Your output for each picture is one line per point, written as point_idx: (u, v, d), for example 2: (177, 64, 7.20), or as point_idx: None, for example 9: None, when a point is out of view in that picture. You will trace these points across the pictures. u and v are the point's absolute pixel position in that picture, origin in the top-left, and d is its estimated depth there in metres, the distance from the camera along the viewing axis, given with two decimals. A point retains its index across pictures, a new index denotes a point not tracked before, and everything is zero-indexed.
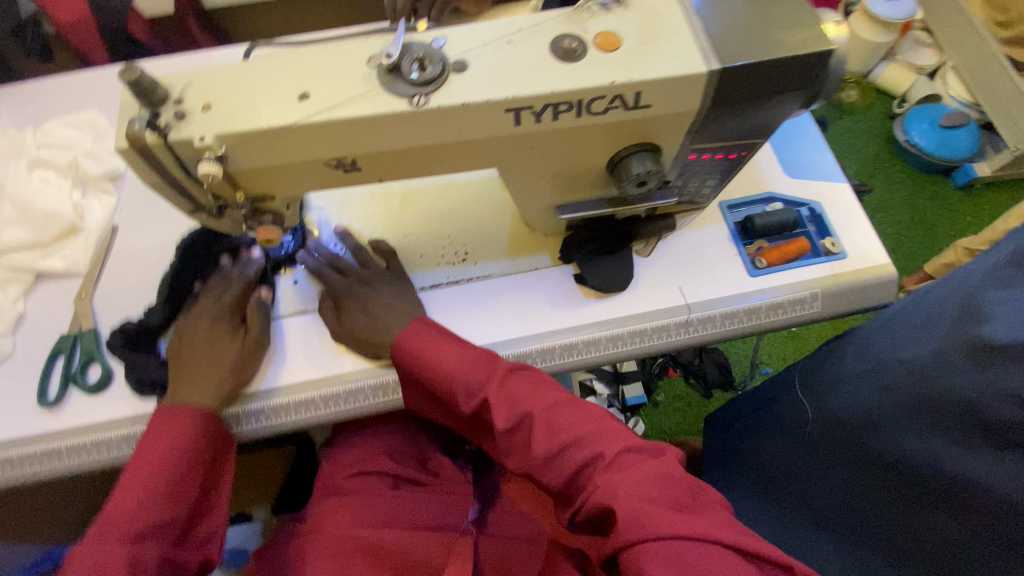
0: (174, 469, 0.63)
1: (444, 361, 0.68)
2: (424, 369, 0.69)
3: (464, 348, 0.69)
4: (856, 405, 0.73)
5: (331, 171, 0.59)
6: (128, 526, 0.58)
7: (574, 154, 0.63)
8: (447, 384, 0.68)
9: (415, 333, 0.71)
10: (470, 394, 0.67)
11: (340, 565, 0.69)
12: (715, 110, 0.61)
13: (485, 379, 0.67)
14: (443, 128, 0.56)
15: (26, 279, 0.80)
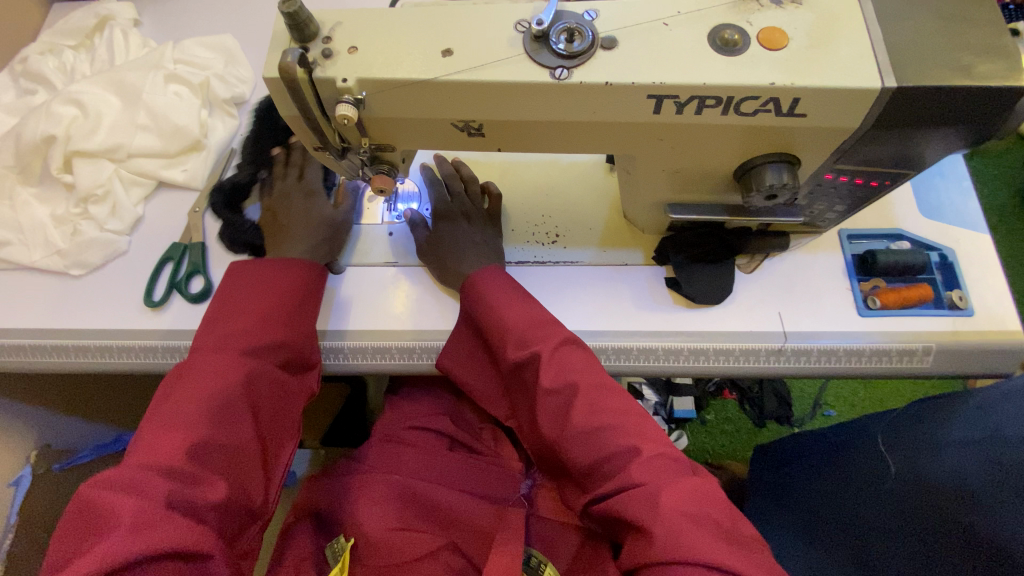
0: (271, 306, 0.67)
1: (511, 312, 0.68)
2: (491, 315, 0.69)
3: (531, 305, 0.68)
4: (948, 468, 0.70)
5: (456, 133, 0.58)
6: (241, 344, 0.63)
7: (704, 154, 0.59)
8: (502, 330, 0.67)
9: (491, 283, 0.71)
10: (523, 345, 0.66)
11: (391, 509, 0.75)
12: (874, 133, 0.55)
13: (548, 338, 0.66)
14: (578, 105, 0.53)
15: (148, 185, 0.86)
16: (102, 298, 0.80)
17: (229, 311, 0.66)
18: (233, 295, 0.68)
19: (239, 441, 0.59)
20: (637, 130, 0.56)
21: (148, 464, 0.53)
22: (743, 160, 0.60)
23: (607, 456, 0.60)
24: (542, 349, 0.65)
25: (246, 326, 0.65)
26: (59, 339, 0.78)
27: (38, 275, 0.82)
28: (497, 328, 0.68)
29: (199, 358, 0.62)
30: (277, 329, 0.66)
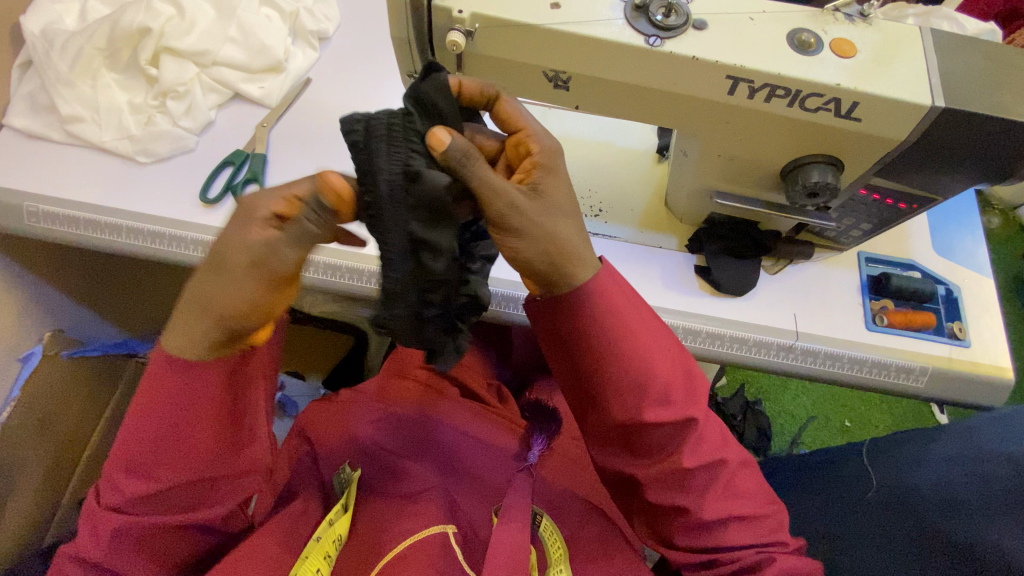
0: (187, 432, 0.50)
1: (652, 353, 0.58)
2: (615, 347, 0.57)
3: (665, 349, 0.59)
4: (935, 482, 0.76)
5: (542, 82, 0.64)
6: (131, 462, 0.50)
7: (759, 146, 0.65)
8: (639, 386, 0.57)
9: (611, 285, 0.58)
10: (665, 404, 0.58)
11: (413, 454, 0.75)
12: (913, 153, 0.62)
13: (693, 393, 0.60)
14: (661, 74, 0.59)
15: (226, 94, 0.90)
16: (162, 189, 0.83)
17: (139, 436, 0.49)
18: (134, 424, 0.49)
19: (146, 556, 0.55)
20: (707, 109, 0.62)
21: (89, 563, 0.53)
22: (793, 157, 0.66)
23: (677, 450, 0.60)
24: (691, 413, 0.59)
25: (161, 470, 0.51)
26: (116, 218, 0.82)
27: (104, 157, 0.85)
28: (627, 373, 0.57)
29: (105, 509, 0.51)
30: (223, 448, 0.53)
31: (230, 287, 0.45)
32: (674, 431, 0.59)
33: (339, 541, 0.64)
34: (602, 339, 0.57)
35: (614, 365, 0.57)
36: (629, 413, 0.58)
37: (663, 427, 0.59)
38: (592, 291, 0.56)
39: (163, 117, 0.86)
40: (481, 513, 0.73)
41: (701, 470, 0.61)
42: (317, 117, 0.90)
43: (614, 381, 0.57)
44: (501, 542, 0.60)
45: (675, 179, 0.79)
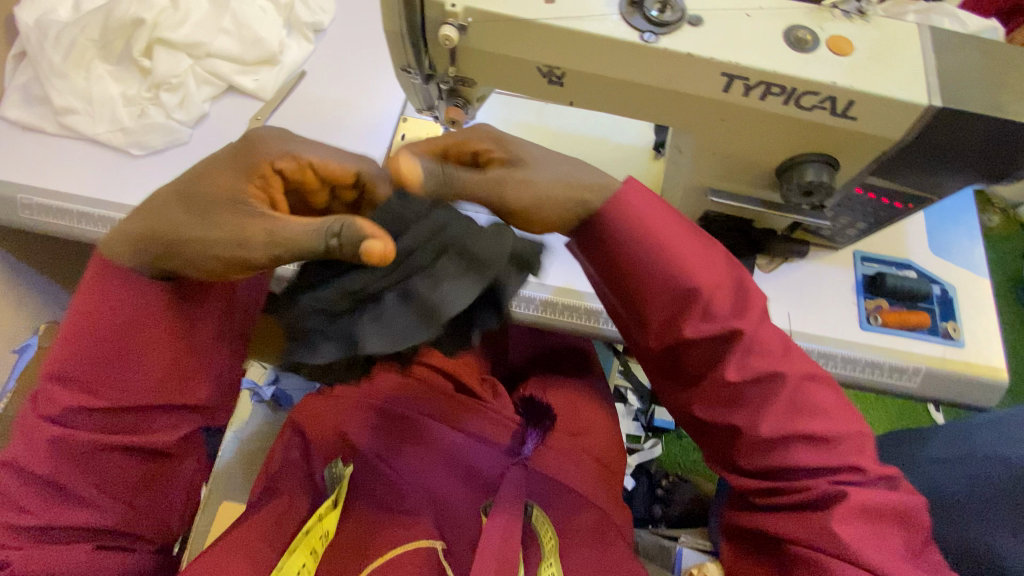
0: (141, 344, 0.54)
1: (694, 262, 0.51)
2: (654, 255, 0.51)
3: (713, 257, 0.53)
4: (928, 483, 0.76)
5: (537, 78, 0.63)
6: (68, 370, 0.53)
7: (754, 144, 0.65)
8: (682, 299, 0.52)
9: (649, 200, 0.52)
10: (708, 317, 0.52)
11: (401, 448, 0.75)
12: (909, 153, 0.61)
13: (742, 309, 0.54)
14: (656, 70, 0.59)
15: (220, 86, 0.90)
16: (155, 181, 0.83)
17: (78, 347, 0.53)
18: (87, 335, 0.53)
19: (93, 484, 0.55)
20: (702, 107, 0.61)
21: (31, 475, 0.54)
22: (788, 156, 0.65)
23: (720, 364, 0.54)
24: (737, 325, 0.52)
25: (112, 379, 0.54)
26: (108, 211, 0.81)
27: (97, 148, 0.85)
28: (666, 288, 0.52)
29: (42, 420, 0.54)
30: (172, 372, 0.56)
31: (210, 243, 0.49)
32: (721, 343, 0.53)
33: (325, 538, 0.67)
34: (638, 256, 0.52)
35: (651, 276, 0.52)
36: (664, 325, 0.53)
37: (703, 344, 0.54)
38: (616, 202, 0.52)
39: (156, 110, 0.86)
40: (470, 506, 0.73)
41: (752, 385, 0.55)
42: (312, 111, 0.90)
43: (651, 290, 0.52)
44: (489, 539, 0.60)
45: (670, 176, 0.79)
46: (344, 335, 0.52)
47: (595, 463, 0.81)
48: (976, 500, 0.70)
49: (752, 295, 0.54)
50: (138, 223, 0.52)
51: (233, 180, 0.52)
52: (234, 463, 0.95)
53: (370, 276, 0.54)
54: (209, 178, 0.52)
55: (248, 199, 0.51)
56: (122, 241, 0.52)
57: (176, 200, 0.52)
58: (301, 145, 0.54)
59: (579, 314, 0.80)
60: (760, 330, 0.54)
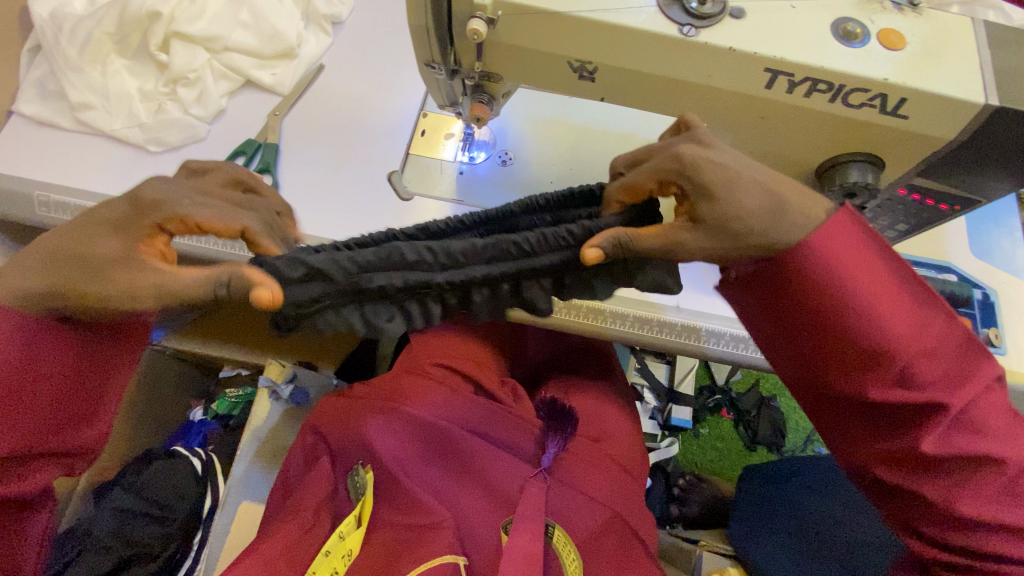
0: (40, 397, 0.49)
1: (899, 314, 0.45)
2: (846, 298, 0.45)
3: (925, 315, 0.46)
4: None
5: (567, 73, 0.60)
6: None
7: (794, 143, 0.62)
8: (882, 354, 0.45)
9: (842, 229, 0.46)
10: (911, 380, 0.45)
11: (420, 455, 0.74)
12: (959, 154, 0.58)
13: (964, 372, 0.45)
14: (694, 65, 0.56)
15: (237, 80, 0.88)
16: None
17: None
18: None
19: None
20: (741, 104, 0.58)
21: None
22: (830, 155, 0.62)
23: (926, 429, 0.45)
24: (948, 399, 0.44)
25: (0, 433, 0.47)
26: None
27: (113, 145, 0.83)
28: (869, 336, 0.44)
29: None
30: (61, 413, 0.50)
31: (110, 292, 0.45)
32: (924, 413, 0.45)
33: (350, 557, 0.66)
34: (842, 295, 0.45)
35: (848, 326, 0.45)
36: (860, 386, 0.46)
37: (909, 410, 0.46)
38: (810, 239, 0.45)
39: (173, 105, 0.84)
40: (491, 524, 0.70)
41: (955, 460, 0.46)
42: (330, 106, 0.88)
43: (841, 342, 0.45)
44: (514, 552, 0.59)
45: None
46: (413, 308, 0.49)
47: (619, 470, 0.79)
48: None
49: (979, 365, 0.45)
50: (37, 277, 0.46)
51: (110, 237, 0.47)
52: (253, 462, 0.95)
53: (492, 272, 0.48)
54: (84, 239, 0.47)
55: (146, 256, 0.47)
56: (19, 294, 0.46)
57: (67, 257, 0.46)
58: (189, 200, 0.48)
59: (606, 316, 0.78)
60: (978, 401, 0.46)
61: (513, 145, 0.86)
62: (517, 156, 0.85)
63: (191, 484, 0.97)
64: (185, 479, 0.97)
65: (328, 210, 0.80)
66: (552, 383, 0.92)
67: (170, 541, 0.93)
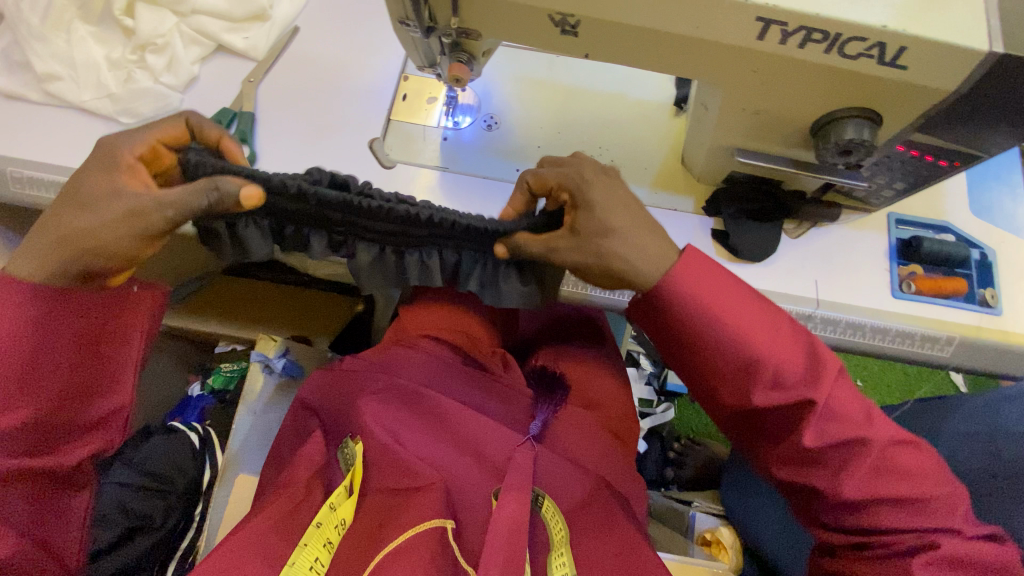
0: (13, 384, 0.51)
1: (749, 326, 0.51)
2: (706, 321, 0.52)
3: (776, 324, 0.52)
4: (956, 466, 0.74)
5: (549, 27, 0.57)
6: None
7: (786, 98, 0.59)
8: (747, 366, 0.51)
9: (696, 262, 0.53)
10: (778, 385, 0.51)
11: (397, 416, 0.74)
12: (960, 106, 0.56)
13: (812, 369, 0.51)
14: (682, 17, 0.52)
15: (208, 46, 0.84)
16: None
17: None
18: None
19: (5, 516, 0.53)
20: (733, 56, 0.55)
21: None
22: (825, 112, 0.60)
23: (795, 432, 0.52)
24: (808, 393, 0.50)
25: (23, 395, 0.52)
26: None
27: (84, 117, 0.80)
28: (732, 354, 0.51)
29: None
30: (78, 377, 0.54)
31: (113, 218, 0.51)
32: (794, 411, 0.51)
33: (343, 525, 0.67)
34: (701, 322, 0.52)
35: (708, 348, 0.52)
36: (740, 394, 0.52)
37: (779, 409, 0.51)
38: (667, 278, 0.52)
39: (144, 74, 0.81)
40: (482, 491, 0.70)
41: (834, 448, 0.51)
42: (308, 71, 0.84)
43: (712, 358, 0.52)
44: (502, 518, 0.60)
45: (693, 135, 0.73)
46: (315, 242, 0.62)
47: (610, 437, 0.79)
48: (999, 482, 0.68)
49: (827, 358, 0.51)
50: (44, 239, 0.51)
51: (94, 176, 0.53)
52: (250, 434, 0.96)
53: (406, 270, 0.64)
54: (79, 188, 0.53)
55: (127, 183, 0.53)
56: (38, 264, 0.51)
57: (65, 200, 0.53)
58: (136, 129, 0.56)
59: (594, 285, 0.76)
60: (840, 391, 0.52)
61: (499, 109, 0.84)
62: (502, 121, 0.84)
63: (189, 458, 0.98)
64: (184, 453, 0.98)
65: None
66: (545, 358, 0.91)
67: (172, 512, 0.94)
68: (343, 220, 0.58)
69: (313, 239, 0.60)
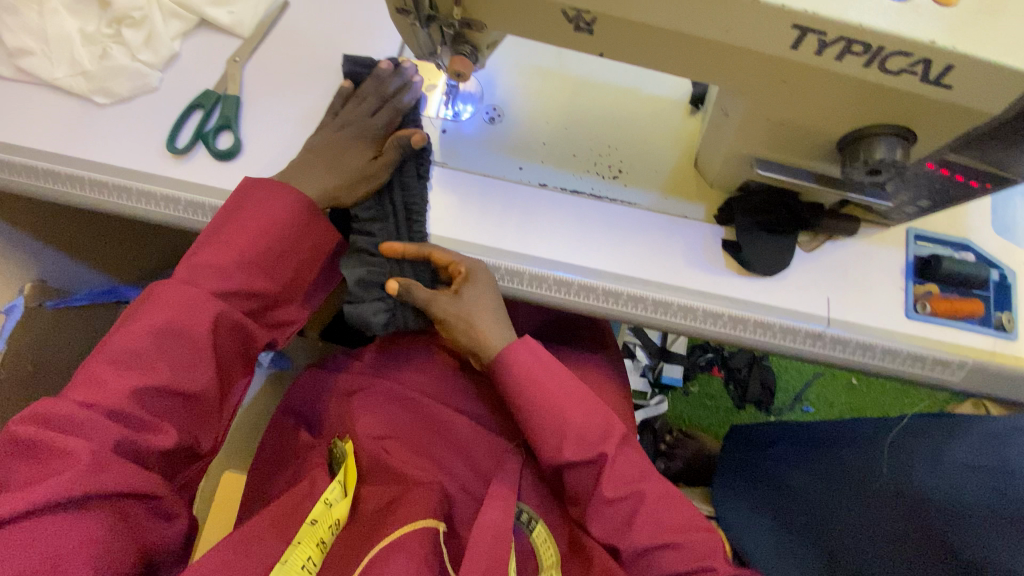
0: (266, 214, 0.62)
1: (565, 409, 0.68)
2: (530, 404, 0.69)
3: (588, 412, 0.69)
4: (947, 489, 0.72)
5: (562, 24, 0.52)
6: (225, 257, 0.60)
7: (815, 110, 0.55)
8: (557, 440, 0.68)
9: (529, 356, 0.70)
10: (580, 449, 0.67)
11: (387, 423, 0.76)
12: (1002, 129, 0.51)
13: (606, 432, 0.69)
14: (710, 22, 0.47)
15: (190, 20, 0.78)
16: (126, 137, 0.73)
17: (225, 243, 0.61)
18: (215, 248, 0.60)
19: (180, 363, 0.55)
20: (762, 64, 0.51)
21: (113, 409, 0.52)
22: (854, 128, 0.56)
23: (597, 487, 0.67)
24: (601, 450, 0.67)
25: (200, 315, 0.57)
26: (74, 168, 0.72)
27: (57, 95, 0.75)
28: (548, 429, 0.68)
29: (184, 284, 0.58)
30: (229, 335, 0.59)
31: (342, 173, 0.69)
32: (592, 469, 0.68)
33: (336, 525, 0.65)
34: (529, 404, 0.69)
35: (529, 421, 0.69)
36: (554, 452, 0.68)
37: (579, 468, 0.68)
38: (504, 352, 0.69)
39: (120, 50, 0.75)
40: (470, 502, 0.73)
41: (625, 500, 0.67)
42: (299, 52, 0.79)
43: (539, 424, 0.69)
44: None
45: (709, 140, 0.69)
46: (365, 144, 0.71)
47: None
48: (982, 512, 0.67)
49: (614, 428, 0.70)
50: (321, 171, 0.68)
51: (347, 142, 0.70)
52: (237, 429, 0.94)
53: (354, 185, 0.69)
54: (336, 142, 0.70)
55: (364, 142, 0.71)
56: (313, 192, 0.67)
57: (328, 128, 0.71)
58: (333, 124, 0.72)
59: (597, 295, 0.72)
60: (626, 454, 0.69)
61: (502, 100, 0.79)
62: (506, 113, 0.78)
63: None
64: None
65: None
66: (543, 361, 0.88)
67: None
68: (378, 149, 0.71)
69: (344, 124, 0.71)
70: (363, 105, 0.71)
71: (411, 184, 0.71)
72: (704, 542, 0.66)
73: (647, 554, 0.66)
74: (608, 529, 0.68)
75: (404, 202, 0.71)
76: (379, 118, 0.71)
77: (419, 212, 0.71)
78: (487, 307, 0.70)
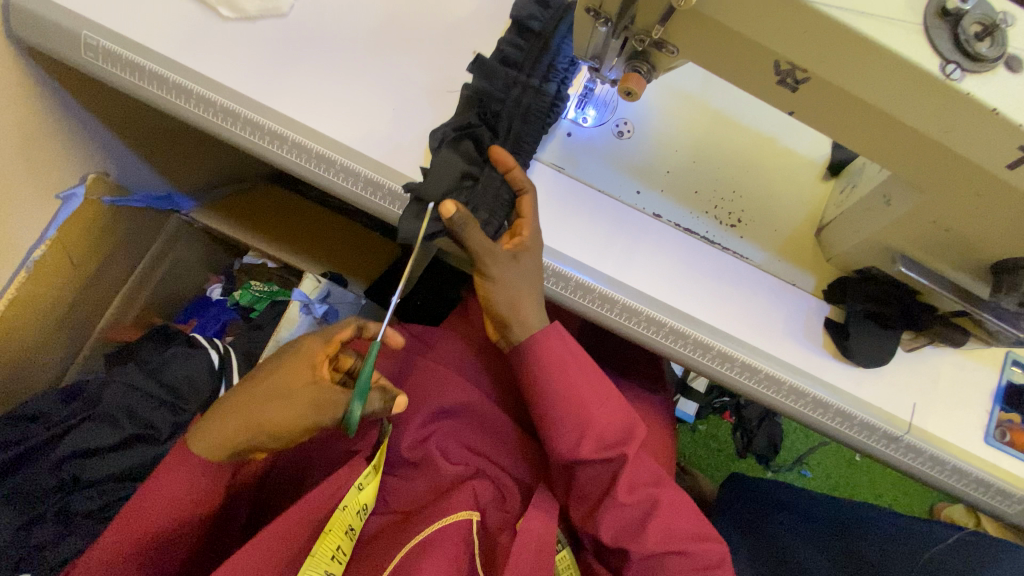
0: (172, 512, 0.54)
1: (589, 401, 0.66)
2: (553, 392, 0.66)
3: (610, 406, 0.67)
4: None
5: (766, 72, 0.49)
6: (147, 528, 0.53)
7: (992, 226, 0.52)
8: (580, 421, 0.65)
9: (554, 342, 0.67)
10: (602, 445, 0.65)
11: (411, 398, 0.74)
12: None
13: (625, 435, 0.66)
14: (931, 117, 0.44)
15: None
16: (243, 58, 0.69)
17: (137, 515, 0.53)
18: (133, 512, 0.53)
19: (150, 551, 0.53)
20: (963, 170, 0.47)
21: None
22: (1017, 255, 0.54)
23: (610, 490, 0.65)
24: (622, 450, 0.65)
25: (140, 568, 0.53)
26: (183, 78, 0.67)
27: None
28: (568, 417, 0.65)
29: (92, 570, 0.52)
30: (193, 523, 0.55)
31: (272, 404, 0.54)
32: (608, 469, 0.65)
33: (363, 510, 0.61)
34: (550, 389, 0.66)
35: (545, 410, 0.66)
36: (571, 448, 0.65)
37: (596, 467, 0.66)
38: (537, 336, 0.66)
39: None
40: (513, 501, 0.73)
41: (650, 540, 0.63)
42: (442, 17, 0.76)
43: (557, 412, 0.66)
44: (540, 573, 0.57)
45: (845, 219, 0.66)
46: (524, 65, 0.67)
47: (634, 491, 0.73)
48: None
49: (637, 430, 0.67)
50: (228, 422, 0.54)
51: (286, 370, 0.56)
52: None
53: (489, 93, 0.66)
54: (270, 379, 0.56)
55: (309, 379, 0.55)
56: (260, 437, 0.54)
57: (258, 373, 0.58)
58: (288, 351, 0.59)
59: (686, 342, 0.69)
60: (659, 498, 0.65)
61: (635, 115, 0.75)
62: (636, 130, 0.74)
63: (206, 377, 0.92)
64: (201, 372, 0.92)
65: (401, 140, 0.70)
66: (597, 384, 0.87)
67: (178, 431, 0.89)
68: (521, 82, 0.67)
69: (503, 44, 0.68)
70: (530, 34, 0.68)
71: (536, 119, 0.68)
72: (711, 551, 0.64)
73: (655, 560, 0.63)
74: (617, 529, 0.64)
75: (521, 132, 0.68)
76: (536, 52, 0.68)
77: (528, 150, 0.68)
78: (533, 281, 0.66)
